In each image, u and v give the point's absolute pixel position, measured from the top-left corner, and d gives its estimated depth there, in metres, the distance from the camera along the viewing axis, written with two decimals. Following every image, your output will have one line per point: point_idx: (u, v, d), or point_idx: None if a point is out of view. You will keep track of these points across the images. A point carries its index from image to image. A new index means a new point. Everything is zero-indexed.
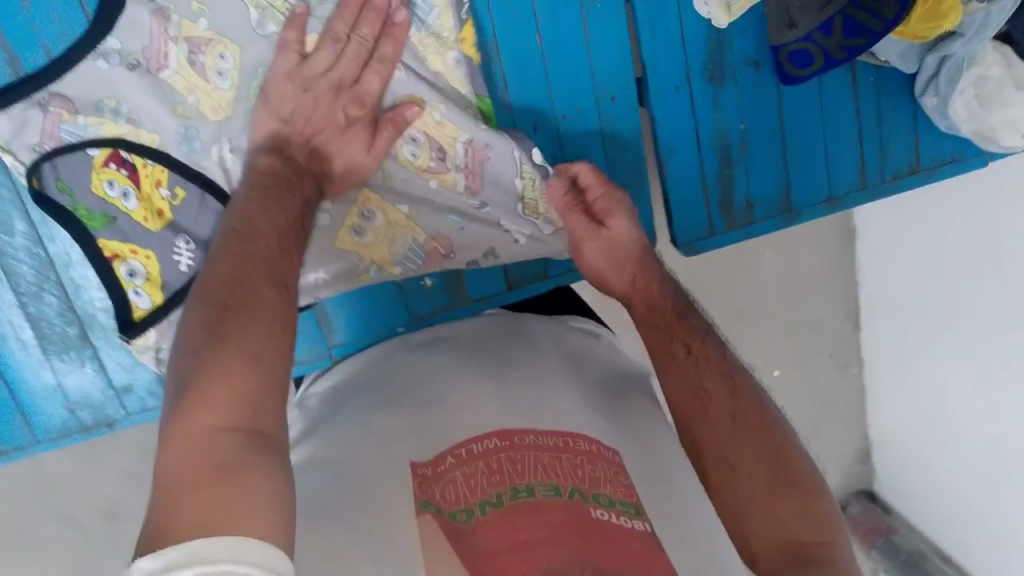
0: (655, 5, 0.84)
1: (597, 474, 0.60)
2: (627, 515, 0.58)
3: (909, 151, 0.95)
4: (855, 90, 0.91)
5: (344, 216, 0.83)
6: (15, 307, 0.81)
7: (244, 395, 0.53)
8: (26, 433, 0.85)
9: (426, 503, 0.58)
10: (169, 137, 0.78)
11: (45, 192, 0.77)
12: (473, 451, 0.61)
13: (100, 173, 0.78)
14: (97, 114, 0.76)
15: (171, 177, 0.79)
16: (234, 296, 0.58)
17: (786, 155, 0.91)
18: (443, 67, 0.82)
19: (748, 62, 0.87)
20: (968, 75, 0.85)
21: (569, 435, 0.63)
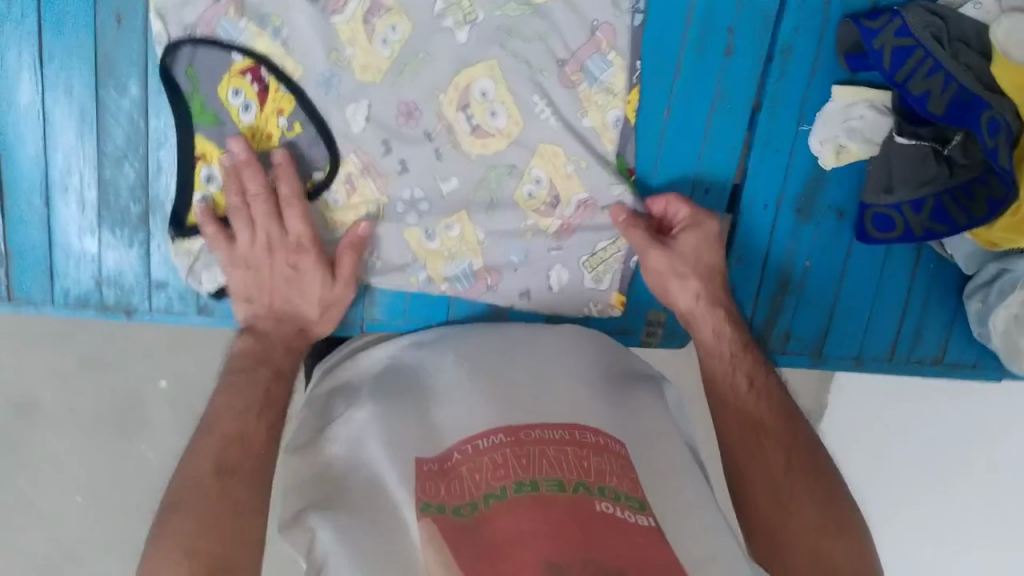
0: (777, 128, 0.89)
1: (603, 465, 0.73)
2: (631, 508, 0.69)
3: (941, 343, 1.00)
4: (914, 270, 0.96)
5: (428, 217, 0.86)
6: (93, 165, 0.81)
7: (220, 563, 0.67)
8: (45, 288, 0.83)
9: (428, 502, 0.69)
10: (310, 75, 0.81)
11: (171, 71, 0.78)
12: (480, 447, 0.75)
13: (230, 79, 0.80)
14: (259, 23, 0.79)
15: (294, 111, 0.81)
16: None
17: (834, 305, 0.96)
18: (601, 125, 0.86)
19: (834, 209, 0.92)
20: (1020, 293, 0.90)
21: (576, 429, 0.76)
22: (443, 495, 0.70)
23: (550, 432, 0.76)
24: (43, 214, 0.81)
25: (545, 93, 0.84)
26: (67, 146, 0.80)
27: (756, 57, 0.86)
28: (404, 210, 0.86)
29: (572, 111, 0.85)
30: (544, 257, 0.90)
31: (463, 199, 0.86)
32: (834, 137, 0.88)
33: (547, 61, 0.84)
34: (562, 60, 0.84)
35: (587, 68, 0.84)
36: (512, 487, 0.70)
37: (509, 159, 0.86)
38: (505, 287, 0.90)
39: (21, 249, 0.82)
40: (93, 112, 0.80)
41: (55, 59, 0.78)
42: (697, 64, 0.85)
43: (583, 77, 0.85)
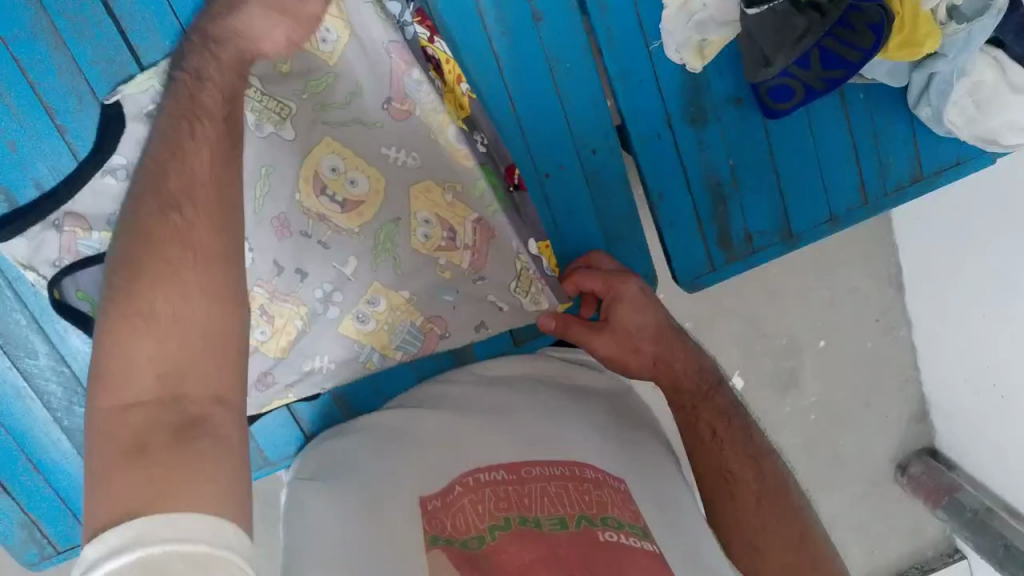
0: (628, 59, 0.83)
1: (604, 497, 0.66)
2: (636, 536, 0.63)
3: (912, 159, 0.92)
4: (845, 111, 0.89)
5: (346, 308, 0.82)
6: (51, 422, 0.86)
7: (199, 316, 0.50)
8: (81, 530, 0.90)
9: (435, 537, 0.62)
10: None
11: (66, 303, 0.78)
12: (481, 480, 0.68)
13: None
14: (112, 226, 0.78)
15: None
16: (146, 238, 0.51)
17: (780, 185, 0.90)
18: (449, 143, 0.80)
19: (729, 100, 0.86)
20: (959, 87, 0.81)
21: (576, 465, 0.69)
22: (453, 528, 0.63)
23: (550, 469, 0.69)
24: (41, 479, 0.88)
25: (393, 141, 0.79)
26: (23, 418, 0.85)
27: (570, 7, 0.81)
28: (323, 309, 0.82)
29: (424, 139, 0.80)
30: (476, 289, 0.84)
31: (368, 274, 0.81)
32: (687, 37, 0.81)
33: (377, 111, 0.79)
34: (386, 100, 0.79)
35: (408, 94, 0.79)
36: (516, 519, 0.63)
37: (390, 213, 0.80)
38: (458, 329, 0.84)
39: (40, 512, 0.89)
40: (24, 382, 0.84)
41: None
42: (516, 48, 0.81)
43: (416, 109, 0.79)
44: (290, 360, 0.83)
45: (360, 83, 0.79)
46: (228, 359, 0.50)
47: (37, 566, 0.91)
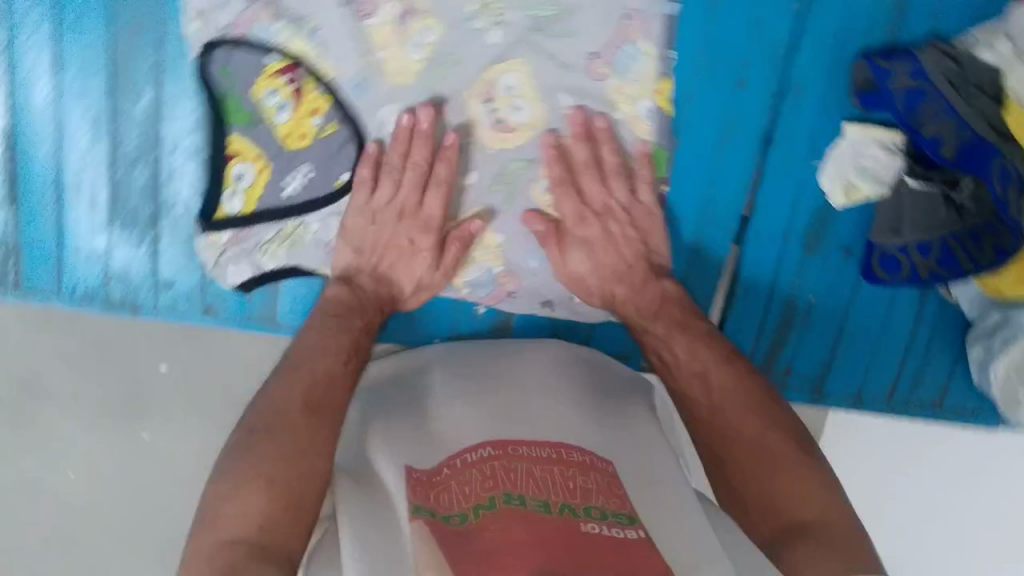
0: (788, 164, 0.88)
1: (591, 483, 0.73)
2: (619, 524, 0.68)
3: (941, 385, 0.99)
4: (919, 313, 0.96)
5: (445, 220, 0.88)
6: (106, 168, 0.82)
7: (292, 495, 0.67)
8: (56, 284, 0.85)
9: (420, 507, 0.70)
10: (344, 76, 0.81)
11: (207, 67, 0.79)
12: (467, 460, 0.76)
13: (264, 80, 0.80)
14: (295, 24, 0.79)
15: (329, 112, 0.82)
16: (266, 425, 0.71)
17: (837, 342, 0.96)
18: (632, 116, 0.85)
19: (841, 246, 0.91)
20: (1017, 343, 0.88)
21: (562, 448, 0.78)
22: (433, 502, 0.71)
23: (536, 450, 0.78)
24: (55, 212, 0.83)
25: (575, 93, 0.84)
26: (82, 147, 0.81)
27: (769, 88, 0.86)
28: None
29: (605, 106, 0.85)
30: None
31: (482, 196, 0.87)
32: (842, 175, 0.87)
33: (580, 59, 0.83)
34: (594, 54, 0.83)
35: (619, 63, 0.83)
36: (500, 499, 0.71)
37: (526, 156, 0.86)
38: (533, 289, 0.91)
39: (30, 243, 0.84)
40: (109, 116, 0.81)
41: (72, 65, 0.80)
42: (704, 97, 0.86)
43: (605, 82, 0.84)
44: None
45: (581, 27, 0.82)
46: (294, 534, 0.66)
47: None
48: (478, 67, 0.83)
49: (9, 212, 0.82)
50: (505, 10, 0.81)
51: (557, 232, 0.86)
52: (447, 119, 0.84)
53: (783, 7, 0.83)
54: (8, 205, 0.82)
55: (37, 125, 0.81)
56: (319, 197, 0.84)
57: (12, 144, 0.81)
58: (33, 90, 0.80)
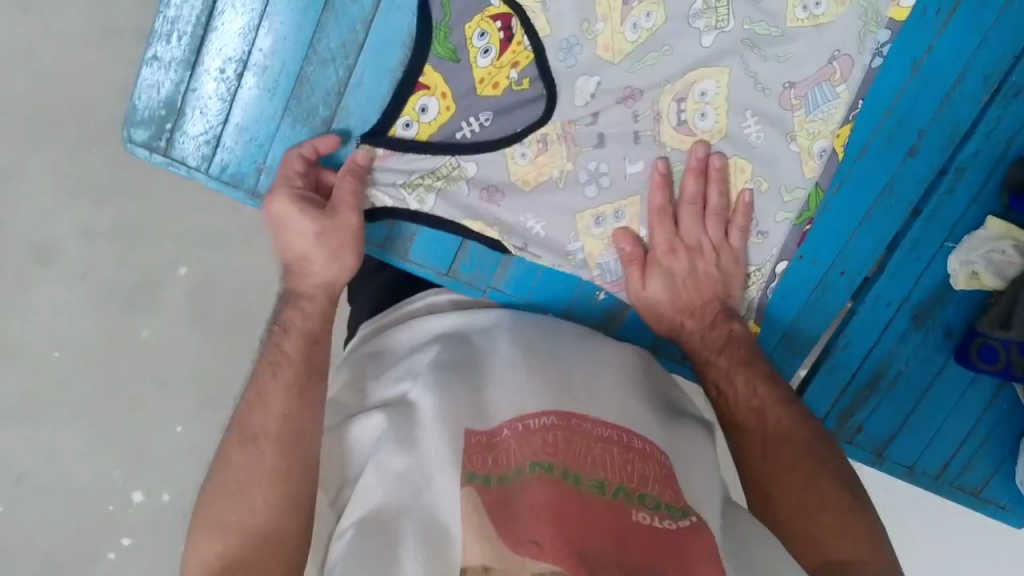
0: (928, 237, 0.93)
1: (647, 472, 0.69)
2: (670, 517, 0.65)
3: (987, 475, 1.03)
4: (987, 406, 1.01)
5: (599, 199, 0.88)
6: (297, 57, 0.81)
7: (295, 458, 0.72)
8: (208, 158, 0.83)
9: (472, 474, 0.67)
10: (555, 38, 0.84)
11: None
12: (532, 425, 0.71)
13: (479, 22, 0.83)
14: None
15: (528, 68, 0.85)
16: (226, 474, 0.72)
17: (909, 414, 1.00)
18: (806, 151, 0.87)
19: (944, 327, 0.97)
20: None
21: (625, 432, 0.72)
22: (488, 466, 0.67)
23: (600, 428, 0.72)
24: (233, 86, 0.81)
25: (760, 115, 0.86)
26: (282, 30, 0.81)
27: (934, 162, 0.90)
28: (586, 181, 0.88)
29: (785, 135, 0.87)
30: None
31: (641, 185, 0.88)
32: (969, 261, 0.91)
33: (776, 84, 0.85)
34: (789, 83, 0.85)
35: (811, 97, 0.86)
36: (560, 469, 0.66)
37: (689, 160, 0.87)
38: None
39: (194, 111, 0.81)
40: (320, 6, 0.81)
41: None
42: (874, 156, 0.90)
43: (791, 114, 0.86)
44: (525, 195, 0.88)
45: (790, 53, 0.84)
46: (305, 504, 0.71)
47: (137, 146, 0.82)
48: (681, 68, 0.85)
49: (186, 72, 0.81)
50: (728, 19, 0.84)
51: (642, 256, 0.88)
52: (636, 107, 0.86)
53: (973, 92, 0.88)
54: (185, 66, 0.81)
55: None
56: (495, 141, 0.85)
57: (211, 6, 0.79)
58: None
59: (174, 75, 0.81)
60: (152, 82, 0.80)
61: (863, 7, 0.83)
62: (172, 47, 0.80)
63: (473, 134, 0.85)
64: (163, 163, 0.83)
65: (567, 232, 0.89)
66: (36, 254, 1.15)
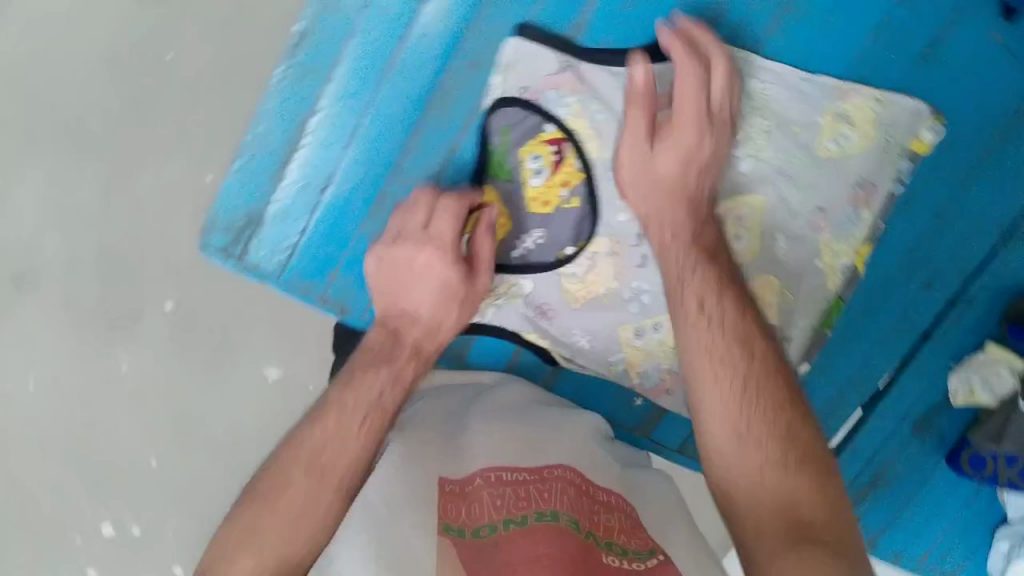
0: (932, 358, 1.03)
1: (613, 521, 0.80)
2: (635, 559, 0.76)
3: (964, 559, 1.10)
4: (973, 502, 1.08)
5: (640, 316, 0.93)
6: (377, 174, 0.90)
7: None
8: (285, 263, 0.89)
9: (450, 525, 0.74)
10: (598, 156, 0.89)
11: (489, 126, 0.89)
12: (503, 477, 0.80)
13: (534, 145, 0.89)
14: (585, 107, 0.88)
15: (579, 186, 0.90)
16: None
17: (902, 512, 1.09)
18: (831, 267, 0.92)
19: (940, 433, 1.06)
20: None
21: (596, 488, 0.83)
22: (464, 518, 0.75)
23: (569, 475, 0.82)
24: (314, 201, 0.90)
25: (791, 238, 0.91)
26: (364, 157, 0.90)
27: (949, 292, 0.99)
28: (629, 299, 0.92)
29: (813, 257, 0.91)
30: None
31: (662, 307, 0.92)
32: (968, 379, 1.00)
33: (806, 209, 0.91)
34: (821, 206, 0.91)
35: (837, 220, 0.91)
36: (532, 516, 0.75)
37: None
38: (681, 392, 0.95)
39: (279, 219, 0.90)
40: (400, 134, 0.90)
41: (399, 92, 0.89)
42: (886, 286, 0.98)
43: (794, 258, 0.91)
44: (574, 311, 0.93)
45: (820, 182, 0.90)
46: None
47: (215, 255, 0.89)
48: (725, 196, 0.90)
49: (275, 187, 0.89)
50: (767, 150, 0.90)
51: None
52: None
53: (988, 233, 0.98)
54: (271, 184, 0.89)
55: (329, 124, 0.89)
56: (541, 267, 0.92)
57: (302, 131, 0.89)
58: (343, 94, 0.89)
59: (259, 189, 0.89)
60: (238, 195, 0.89)
61: (886, 138, 0.90)
62: (262, 166, 0.89)
63: (527, 252, 0.91)
64: (240, 270, 0.90)
65: (608, 345, 0.94)
66: (16, 281, 1.07)
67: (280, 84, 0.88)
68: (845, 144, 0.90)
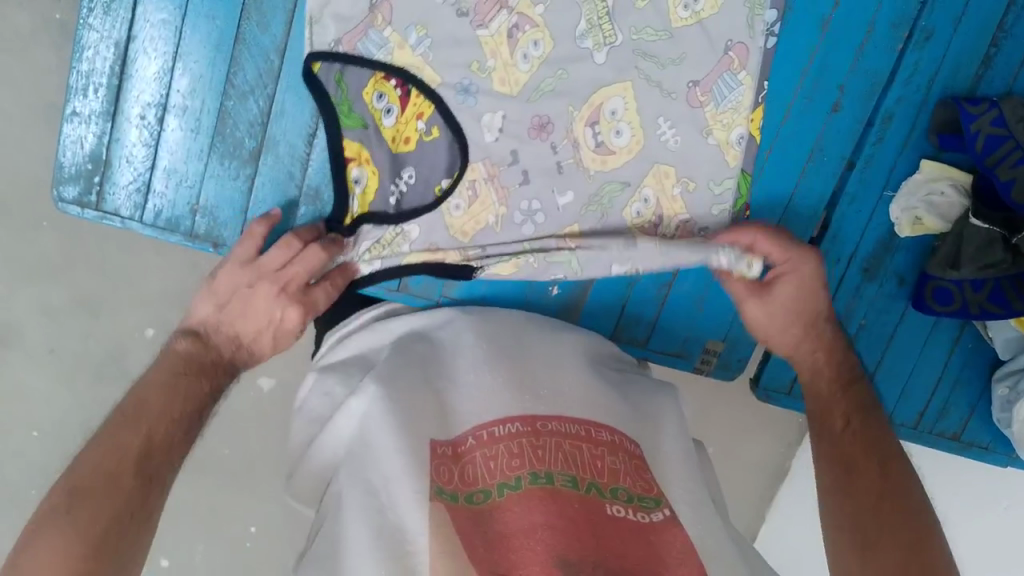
0: (864, 188, 0.94)
1: (617, 465, 0.74)
2: (642, 510, 0.71)
3: (964, 417, 1.05)
4: (954, 348, 1.02)
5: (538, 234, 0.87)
6: (217, 92, 0.81)
7: None
8: (140, 203, 0.82)
9: (441, 490, 0.69)
10: (449, 83, 0.82)
11: (323, 75, 0.80)
12: (496, 433, 0.74)
13: (375, 84, 0.81)
14: (403, 34, 0.81)
15: (433, 115, 0.82)
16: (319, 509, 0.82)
17: (877, 369, 1.00)
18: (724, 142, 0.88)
19: (896, 275, 0.97)
20: None
21: (594, 427, 0.76)
22: (457, 481, 0.71)
23: (566, 426, 0.76)
24: (153, 130, 0.81)
25: (672, 119, 0.87)
26: (195, 72, 0.80)
27: (859, 114, 0.91)
28: (523, 221, 0.87)
29: (700, 132, 0.87)
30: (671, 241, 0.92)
31: (575, 214, 0.87)
32: (911, 208, 0.92)
33: (680, 86, 0.86)
34: (693, 82, 0.86)
35: (716, 91, 0.87)
36: (526, 478, 0.70)
37: (625, 175, 0.87)
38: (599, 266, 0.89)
39: (124, 160, 0.81)
40: (231, 41, 0.80)
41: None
42: (797, 122, 0.91)
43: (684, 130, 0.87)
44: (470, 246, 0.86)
45: (686, 55, 0.86)
46: None
47: (68, 205, 0.81)
48: (587, 93, 0.85)
49: (106, 121, 0.80)
50: (615, 34, 0.85)
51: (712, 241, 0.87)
52: (551, 140, 0.85)
53: (884, 39, 0.90)
54: (106, 118, 0.80)
55: (151, 40, 0.79)
56: (420, 209, 0.84)
57: (123, 55, 0.79)
58: (151, 8, 0.78)
59: (90, 127, 0.80)
60: (71, 139, 0.80)
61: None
62: (89, 100, 0.79)
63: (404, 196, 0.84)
64: (97, 218, 0.82)
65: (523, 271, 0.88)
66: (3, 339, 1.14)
67: (85, 8, 0.77)
68: (697, 7, 0.85)
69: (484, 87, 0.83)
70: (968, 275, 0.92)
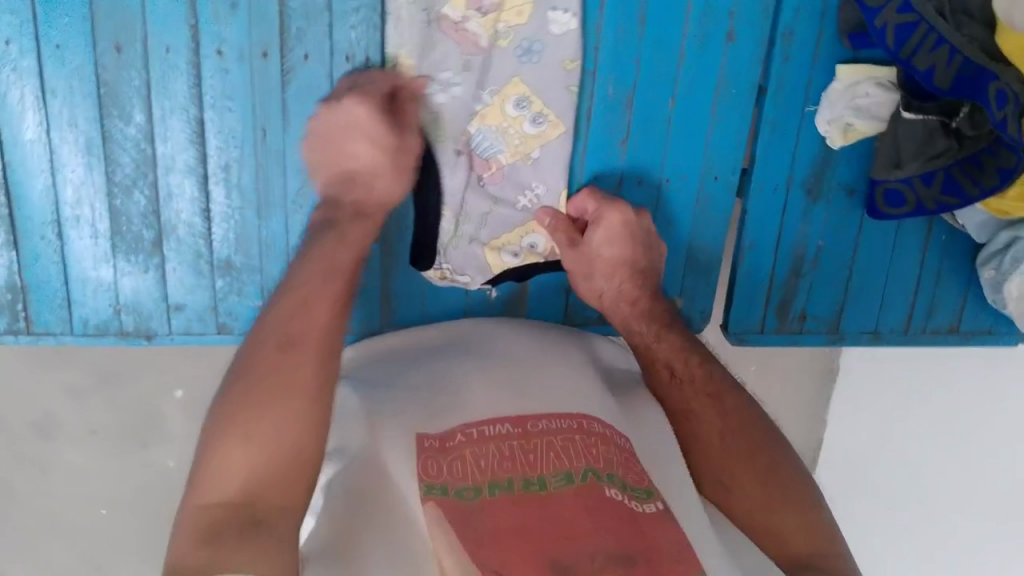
0: (783, 111, 0.89)
1: (611, 456, 0.73)
2: (639, 500, 0.70)
3: (954, 310, 1.00)
4: (925, 243, 0.96)
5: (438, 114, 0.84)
6: (102, 193, 0.81)
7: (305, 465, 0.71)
8: (65, 319, 0.84)
9: (430, 486, 0.69)
10: (304, 72, 0.80)
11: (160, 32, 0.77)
12: (486, 431, 0.74)
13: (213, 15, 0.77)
14: (258, 58, 0.79)
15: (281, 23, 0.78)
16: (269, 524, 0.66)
17: (847, 284, 0.96)
18: None
19: (843, 188, 0.93)
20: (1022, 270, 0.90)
21: (584, 419, 0.76)
22: (446, 476, 0.70)
23: (556, 422, 0.75)
24: (55, 246, 0.82)
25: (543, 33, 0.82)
26: (76, 179, 0.80)
27: (759, 34, 0.86)
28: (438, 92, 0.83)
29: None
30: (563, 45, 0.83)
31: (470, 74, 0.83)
32: (837, 118, 0.87)
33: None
34: None
35: None
36: (518, 482, 0.71)
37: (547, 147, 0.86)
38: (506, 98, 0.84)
39: (39, 282, 0.83)
40: (99, 142, 0.80)
41: (70, 99, 0.78)
42: (699, 58, 0.86)
43: None
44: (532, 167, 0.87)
45: None
46: None
47: None
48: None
49: (9, 250, 0.81)
50: None
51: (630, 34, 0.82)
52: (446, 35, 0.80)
53: None
54: (10, 247, 0.81)
55: (26, 162, 0.79)
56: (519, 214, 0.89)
57: (4, 183, 0.80)
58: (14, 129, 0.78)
59: None
60: None
61: None
62: None
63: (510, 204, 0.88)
64: (30, 341, 0.84)
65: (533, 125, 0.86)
66: None
67: None
68: None
69: (338, 42, 0.79)
70: (914, 173, 0.86)
